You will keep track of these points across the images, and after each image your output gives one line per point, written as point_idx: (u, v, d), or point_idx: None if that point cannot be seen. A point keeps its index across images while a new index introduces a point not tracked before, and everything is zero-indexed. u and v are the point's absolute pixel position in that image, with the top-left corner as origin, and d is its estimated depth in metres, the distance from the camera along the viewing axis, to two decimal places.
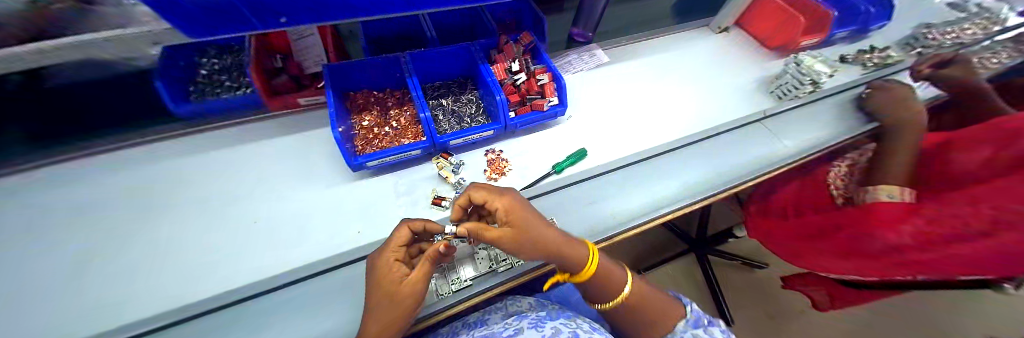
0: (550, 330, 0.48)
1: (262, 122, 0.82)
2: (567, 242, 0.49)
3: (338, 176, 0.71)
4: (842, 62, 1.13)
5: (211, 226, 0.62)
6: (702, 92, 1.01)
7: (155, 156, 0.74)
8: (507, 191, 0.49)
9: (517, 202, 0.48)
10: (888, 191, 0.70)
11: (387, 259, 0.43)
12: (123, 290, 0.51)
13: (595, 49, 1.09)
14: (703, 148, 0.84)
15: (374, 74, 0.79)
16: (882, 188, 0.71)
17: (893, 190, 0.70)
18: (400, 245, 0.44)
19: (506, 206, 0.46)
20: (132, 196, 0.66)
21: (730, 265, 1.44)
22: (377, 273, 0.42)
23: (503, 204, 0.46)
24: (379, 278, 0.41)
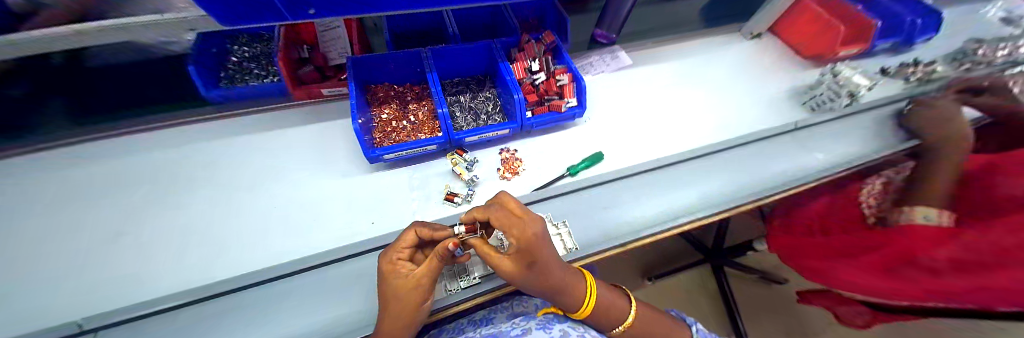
0: (559, 332, 0.45)
1: (285, 111, 0.85)
2: (569, 286, 0.46)
3: (354, 167, 0.72)
4: (882, 75, 1.06)
5: (233, 207, 0.64)
6: (728, 100, 0.97)
7: (187, 139, 0.78)
8: (529, 223, 0.43)
9: (541, 241, 0.42)
10: (923, 212, 0.65)
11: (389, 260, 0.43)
12: (152, 264, 0.55)
13: (618, 51, 1.06)
14: (729, 157, 0.79)
15: (395, 69, 0.80)
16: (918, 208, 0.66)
17: (932, 211, 0.64)
18: (405, 247, 0.45)
19: (527, 243, 0.41)
20: (163, 176, 0.70)
21: (748, 279, 1.38)
22: (383, 271, 0.43)
23: (522, 241, 0.41)
24: (386, 275, 0.42)
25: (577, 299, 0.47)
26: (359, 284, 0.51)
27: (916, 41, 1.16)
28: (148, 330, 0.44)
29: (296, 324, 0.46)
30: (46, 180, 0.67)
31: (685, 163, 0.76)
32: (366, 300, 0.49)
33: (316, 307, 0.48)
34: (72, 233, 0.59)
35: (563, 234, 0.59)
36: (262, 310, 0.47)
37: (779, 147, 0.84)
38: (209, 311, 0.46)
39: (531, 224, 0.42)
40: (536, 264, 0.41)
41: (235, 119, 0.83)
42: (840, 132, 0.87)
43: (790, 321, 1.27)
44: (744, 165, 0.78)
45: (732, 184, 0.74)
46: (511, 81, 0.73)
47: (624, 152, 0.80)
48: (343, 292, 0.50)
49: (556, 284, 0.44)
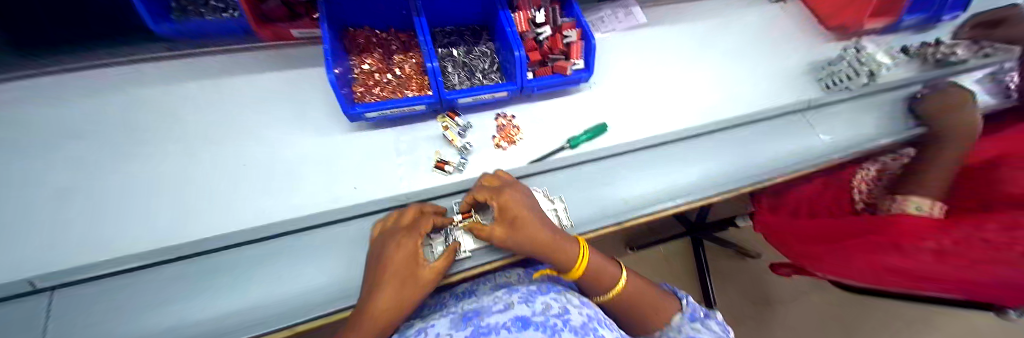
0: (540, 306, 0.41)
1: (251, 54, 0.74)
2: (560, 244, 0.46)
3: (334, 126, 0.65)
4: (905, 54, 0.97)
5: (192, 165, 0.58)
6: (744, 73, 0.90)
7: (137, 82, 0.68)
8: (507, 190, 0.48)
9: (516, 198, 0.46)
10: (915, 202, 0.62)
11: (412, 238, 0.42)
12: (104, 224, 0.50)
13: (633, 6, 0.95)
14: (733, 136, 0.75)
15: (377, 10, 0.69)
16: (908, 197, 0.63)
17: (927, 202, 0.61)
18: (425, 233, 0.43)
19: (505, 202, 0.46)
20: (113, 124, 0.62)
21: (723, 250, 1.45)
22: (398, 252, 0.40)
23: (500, 201, 0.46)
24: (397, 257, 0.40)
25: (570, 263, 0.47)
26: (344, 251, 0.49)
27: (943, 18, 1.05)
28: (117, 291, 0.42)
29: (278, 289, 0.45)
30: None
31: (685, 141, 0.72)
32: (349, 269, 0.47)
33: (298, 273, 0.46)
34: (11, 185, 0.52)
35: (556, 210, 0.56)
36: (240, 274, 0.45)
37: (787, 127, 0.80)
38: (184, 272, 0.44)
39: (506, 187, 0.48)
40: (517, 221, 0.44)
41: (193, 61, 0.72)
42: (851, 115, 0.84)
43: (753, 289, 1.38)
44: (749, 144, 0.74)
45: (734, 165, 0.71)
46: (512, 34, 0.64)
47: (628, 124, 0.74)
48: (323, 262, 0.48)
49: (545, 242, 0.45)
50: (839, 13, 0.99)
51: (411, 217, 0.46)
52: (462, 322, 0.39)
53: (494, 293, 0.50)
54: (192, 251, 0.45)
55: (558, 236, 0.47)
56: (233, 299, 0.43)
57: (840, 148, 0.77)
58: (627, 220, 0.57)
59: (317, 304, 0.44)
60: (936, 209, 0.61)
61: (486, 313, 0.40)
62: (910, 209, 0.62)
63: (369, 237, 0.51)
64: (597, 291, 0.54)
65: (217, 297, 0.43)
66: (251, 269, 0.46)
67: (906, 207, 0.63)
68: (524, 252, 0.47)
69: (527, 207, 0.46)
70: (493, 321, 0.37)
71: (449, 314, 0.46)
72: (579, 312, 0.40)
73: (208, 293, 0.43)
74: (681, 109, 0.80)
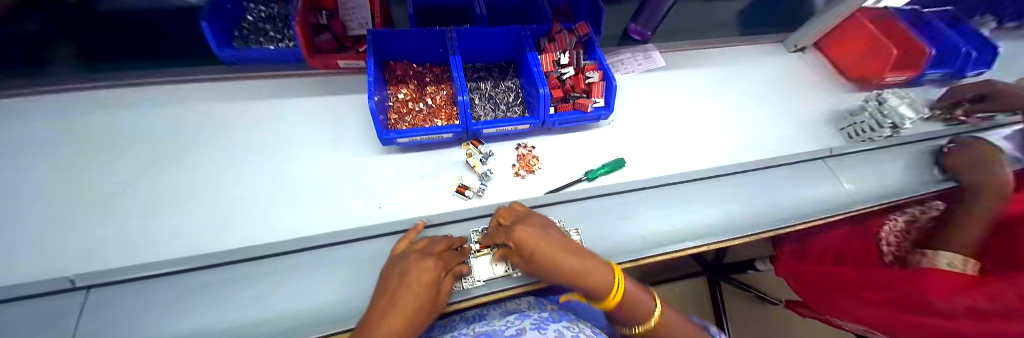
0: (553, 334, 0.40)
1: (298, 78, 0.82)
2: (592, 272, 0.44)
3: (365, 147, 0.69)
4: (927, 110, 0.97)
5: (234, 177, 0.62)
6: (762, 118, 0.91)
7: (195, 97, 0.75)
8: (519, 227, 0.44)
9: (531, 235, 0.43)
10: (945, 257, 0.58)
11: (425, 258, 0.42)
12: (149, 228, 0.54)
13: (651, 50, 1.00)
14: (755, 178, 0.75)
15: (417, 46, 0.76)
16: (939, 253, 0.59)
17: (959, 257, 0.56)
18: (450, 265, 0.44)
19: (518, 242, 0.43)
20: (170, 135, 0.68)
21: (743, 295, 1.36)
22: (425, 278, 0.40)
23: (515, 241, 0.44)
24: (424, 283, 0.39)
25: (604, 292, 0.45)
26: (362, 269, 0.50)
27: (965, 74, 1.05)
28: (149, 291, 0.44)
29: (296, 302, 0.45)
30: (49, 125, 0.65)
31: (702, 181, 0.72)
32: (366, 289, 0.48)
33: (317, 287, 0.47)
34: (74, 185, 0.58)
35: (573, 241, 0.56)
36: (262, 284, 0.46)
37: (810, 172, 0.78)
38: (211, 279, 0.46)
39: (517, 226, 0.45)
40: (541, 260, 0.43)
41: (246, 82, 0.79)
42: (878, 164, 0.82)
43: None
44: (771, 188, 0.73)
45: (755, 207, 0.70)
46: (539, 73, 0.68)
47: (645, 161, 0.76)
48: (341, 279, 0.48)
49: (574, 273, 0.43)
50: (857, 65, 1.01)
51: (442, 248, 0.47)
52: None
53: (506, 318, 0.49)
54: (221, 260, 0.47)
55: (587, 264, 0.44)
56: (253, 309, 0.44)
57: (868, 198, 0.75)
58: (645, 256, 0.57)
59: (331, 321, 0.44)
60: (971, 266, 0.55)
61: None
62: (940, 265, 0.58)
63: (388, 257, 0.52)
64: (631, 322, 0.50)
65: (238, 306, 0.44)
66: (272, 281, 0.47)
67: (938, 261, 0.59)
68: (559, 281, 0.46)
69: (544, 242, 0.43)
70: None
71: (460, 335, 0.46)
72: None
73: (229, 303, 0.44)
74: (698, 149, 0.81)
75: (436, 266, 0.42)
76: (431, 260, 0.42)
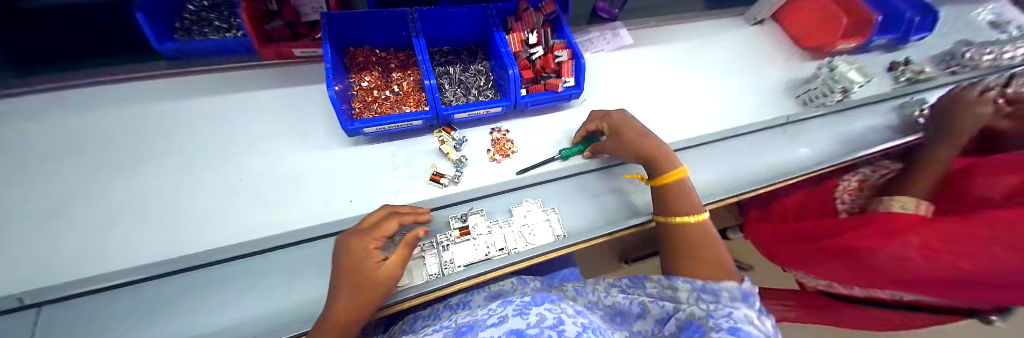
0: (535, 318, 0.38)
1: (252, 71, 0.76)
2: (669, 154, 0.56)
3: (332, 141, 0.66)
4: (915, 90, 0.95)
5: (190, 180, 0.58)
6: (726, 90, 0.95)
7: (136, 98, 0.69)
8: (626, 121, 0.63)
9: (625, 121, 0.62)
10: (901, 201, 0.61)
11: (360, 253, 0.39)
12: (98, 239, 0.50)
13: (620, 28, 1.00)
14: (720, 148, 0.78)
15: (378, 30, 0.72)
16: (895, 198, 0.62)
17: (909, 201, 0.60)
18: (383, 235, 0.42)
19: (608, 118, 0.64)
20: (111, 141, 0.62)
21: None
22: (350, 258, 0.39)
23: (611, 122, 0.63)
24: (352, 264, 0.38)
25: (672, 164, 0.54)
26: None
27: (910, 39, 1.12)
28: (109, 304, 0.41)
29: (273, 302, 0.44)
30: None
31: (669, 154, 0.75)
32: None
33: (295, 285, 0.46)
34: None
35: (552, 219, 0.58)
36: (236, 287, 0.45)
37: (768, 138, 0.83)
38: (180, 285, 0.44)
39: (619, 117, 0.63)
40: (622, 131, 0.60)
41: (192, 78, 0.73)
42: (830, 127, 0.88)
43: None
44: (734, 156, 0.77)
45: (721, 175, 0.73)
46: (507, 54, 0.67)
47: None
48: (317, 276, 0.48)
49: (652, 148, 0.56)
50: (812, 35, 1.06)
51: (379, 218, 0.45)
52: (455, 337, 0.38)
53: (489, 306, 0.47)
54: (181, 266, 0.44)
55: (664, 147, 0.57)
56: (228, 312, 0.43)
57: (821, 159, 0.80)
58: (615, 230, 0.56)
59: (312, 317, 0.44)
60: (922, 208, 0.59)
61: (479, 328, 0.38)
62: (896, 206, 0.60)
63: None
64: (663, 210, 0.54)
65: (211, 311, 0.43)
66: (241, 285, 0.45)
67: (891, 205, 0.61)
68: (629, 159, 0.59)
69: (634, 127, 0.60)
70: (486, 336, 0.35)
71: (442, 329, 0.44)
72: (575, 323, 0.37)
73: (196, 310, 0.42)
74: (666, 124, 0.83)
75: (366, 260, 0.39)
76: (363, 254, 0.39)
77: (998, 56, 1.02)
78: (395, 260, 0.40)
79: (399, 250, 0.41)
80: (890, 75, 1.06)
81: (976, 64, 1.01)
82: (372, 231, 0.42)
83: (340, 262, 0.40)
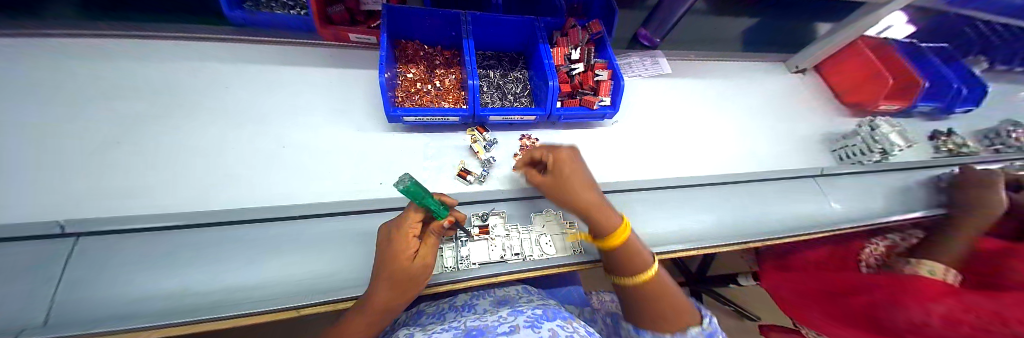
0: (548, 333, 0.37)
1: (303, 47, 0.80)
2: (604, 206, 0.48)
3: (369, 123, 0.69)
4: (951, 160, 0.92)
5: (230, 140, 0.61)
6: (758, 133, 0.93)
7: (194, 56, 0.73)
8: (565, 148, 0.53)
9: (569, 157, 0.51)
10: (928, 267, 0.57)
11: (400, 242, 0.40)
12: (138, 182, 0.53)
13: (659, 56, 1.01)
14: (747, 190, 0.76)
15: (430, 27, 0.76)
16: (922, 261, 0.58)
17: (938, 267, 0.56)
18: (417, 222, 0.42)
19: (557, 159, 0.50)
20: (166, 92, 0.66)
21: (723, 309, 1.36)
22: (391, 248, 0.40)
23: (555, 156, 0.51)
24: (392, 257, 0.39)
25: (608, 226, 0.47)
26: (355, 243, 0.50)
27: (955, 111, 1.07)
28: (143, 244, 0.43)
29: (290, 269, 0.45)
30: (29, 67, 0.62)
31: (694, 187, 0.73)
32: (359, 261, 0.48)
33: (312, 257, 0.47)
34: (54, 133, 0.55)
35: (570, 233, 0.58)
36: (258, 248, 0.46)
37: (799, 188, 0.80)
38: (209, 237, 0.46)
39: (562, 154, 0.51)
40: (567, 175, 0.49)
41: (248, 45, 0.77)
42: (867, 186, 0.83)
43: None
44: (761, 199, 0.75)
45: (744, 218, 0.71)
46: (549, 65, 0.69)
47: (642, 164, 0.77)
48: (334, 249, 0.49)
49: (593, 204, 0.48)
50: (852, 92, 1.04)
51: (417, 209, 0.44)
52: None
53: (499, 312, 0.46)
54: (213, 220, 0.46)
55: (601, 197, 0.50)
56: (248, 271, 0.44)
57: (852, 217, 0.77)
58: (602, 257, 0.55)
59: (324, 290, 0.45)
60: (950, 275, 0.56)
61: (491, 333, 0.37)
62: (922, 272, 0.57)
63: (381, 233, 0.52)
64: (625, 273, 0.49)
65: (233, 268, 0.44)
66: (260, 247, 0.46)
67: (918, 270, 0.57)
68: (567, 206, 0.50)
69: (577, 170, 0.50)
70: None
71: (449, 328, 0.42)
72: None
73: (219, 264, 0.44)
74: (691, 156, 0.82)
75: (406, 250, 0.40)
76: (403, 243, 0.40)
77: None
78: (427, 250, 0.42)
79: (430, 241, 0.43)
80: (930, 144, 1.01)
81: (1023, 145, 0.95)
82: (406, 222, 0.41)
83: (383, 247, 0.41)
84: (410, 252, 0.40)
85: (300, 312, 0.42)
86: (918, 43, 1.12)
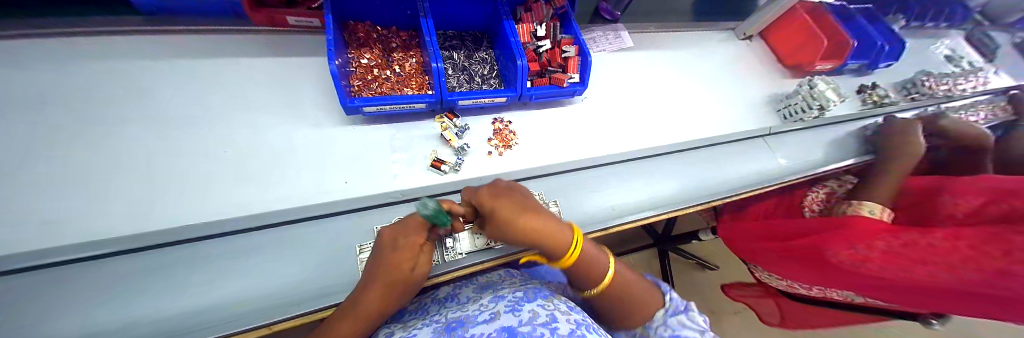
0: (528, 315, 0.38)
1: (235, 36, 0.70)
2: (548, 232, 0.43)
3: (326, 117, 0.63)
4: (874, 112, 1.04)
5: (156, 149, 0.53)
6: (716, 99, 0.99)
7: (91, 50, 0.61)
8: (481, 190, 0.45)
9: (490, 198, 0.43)
10: (868, 207, 0.65)
11: (405, 250, 0.40)
12: (38, 207, 0.44)
13: (621, 29, 1.02)
14: (707, 154, 0.82)
15: (383, 6, 0.69)
16: (864, 203, 0.66)
17: (877, 208, 0.64)
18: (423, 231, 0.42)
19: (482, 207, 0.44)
20: (59, 98, 0.55)
21: (687, 263, 1.50)
22: (392, 258, 0.39)
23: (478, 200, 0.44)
24: (393, 266, 0.39)
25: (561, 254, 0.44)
26: (326, 248, 0.47)
27: (878, 65, 1.19)
28: (67, 277, 0.37)
29: (254, 285, 0.42)
30: None
31: (660, 156, 0.76)
32: (333, 265, 0.46)
33: (279, 268, 0.44)
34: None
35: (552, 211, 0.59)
36: (215, 265, 0.42)
37: (751, 147, 0.87)
38: (154, 261, 0.41)
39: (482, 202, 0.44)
40: (495, 221, 0.43)
41: (168, 37, 0.67)
42: (807, 141, 0.92)
43: (712, 299, 1.42)
44: (719, 161, 0.81)
45: (706, 180, 0.77)
46: (515, 43, 0.66)
47: (612, 139, 0.79)
48: (303, 257, 0.46)
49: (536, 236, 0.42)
50: (794, 54, 1.12)
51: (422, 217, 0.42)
52: (446, 334, 0.36)
53: (480, 300, 0.46)
54: (154, 242, 0.41)
55: (546, 223, 0.43)
56: (204, 293, 0.40)
57: (797, 170, 0.86)
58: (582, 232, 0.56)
59: (295, 301, 0.42)
60: (885, 215, 0.65)
61: (471, 323, 0.37)
62: (865, 212, 0.64)
63: (353, 234, 0.49)
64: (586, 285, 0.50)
65: (188, 291, 0.40)
66: (215, 265, 0.42)
67: (861, 211, 0.65)
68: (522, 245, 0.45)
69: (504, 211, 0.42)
70: (477, 333, 0.35)
71: (432, 322, 0.42)
72: (568, 320, 0.38)
73: (169, 289, 0.40)
74: (655, 126, 0.86)
75: (408, 260, 0.40)
76: (407, 252, 0.40)
77: (951, 88, 1.09)
78: (423, 261, 0.42)
79: (427, 249, 0.43)
80: (859, 97, 1.12)
81: (932, 92, 1.08)
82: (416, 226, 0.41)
83: (380, 254, 0.40)
84: (410, 262, 0.40)
85: (273, 328, 0.40)
86: (848, 5, 1.22)
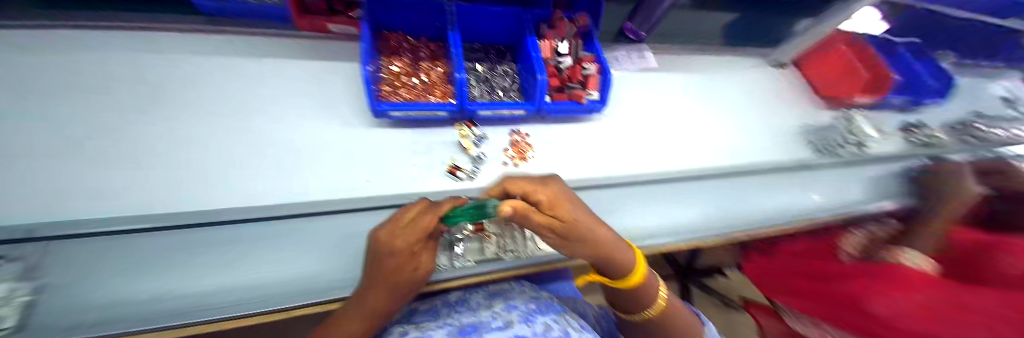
0: (542, 327, 0.38)
1: (282, 39, 0.77)
2: (618, 244, 0.44)
3: (355, 118, 0.67)
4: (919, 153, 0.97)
5: (201, 136, 0.58)
6: (742, 126, 0.96)
7: (160, 47, 0.68)
8: (549, 182, 0.43)
9: (563, 198, 0.42)
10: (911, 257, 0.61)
11: (403, 259, 0.38)
12: (98, 180, 0.49)
13: (645, 50, 1.03)
14: (730, 182, 0.78)
15: (416, 18, 0.73)
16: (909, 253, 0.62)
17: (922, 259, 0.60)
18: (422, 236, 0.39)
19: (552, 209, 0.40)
20: (128, 86, 0.62)
21: (706, 297, 1.41)
22: (393, 266, 0.38)
23: (548, 196, 0.41)
24: (392, 274, 0.38)
25: (627, 269, 0.45)
26: (340, 243, 0.49)
27: (926, 103, 1.12)
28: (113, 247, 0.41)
29: (271, 272, 0.44)
30: None
31: (680, 181, 0.74)
32: (345, 261, 0.47)
33: (296, 259, 0.46)
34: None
35: None
36: (239, 249, 0.45)
37: (780, 180, 0.83)
38: (187, 240, 0.44)
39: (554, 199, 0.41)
40: (568, 226, 0.40)
41: (224, 38, 0.74)
42: (841, 178, 0.87)
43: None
44: (744, 191, 0.78)
45: (728, 210, 0.73)
46: (537, 59, 0.68)
47: (630, 160, 0.78)
48: (319, 250, 0.48)
49: (607, 252, 0.43)
50: (830, 86, 1.07)
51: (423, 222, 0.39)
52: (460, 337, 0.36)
53: (492, 307, 0.46)
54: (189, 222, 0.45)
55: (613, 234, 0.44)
56: (226, 275, 0.43)
57: (830, 208, 0.81)
58: None
59: (307, 292, 0.43)
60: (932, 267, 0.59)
61: (486, 328, 0.37)
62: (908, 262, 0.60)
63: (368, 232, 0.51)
64: (636, 308, 0.51)
65: (213, 270, 0.43)
66: (239, 249, 0.45)
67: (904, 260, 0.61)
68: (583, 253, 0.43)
69: (580, 217, 0.41)
70: None
71: (445, 324, 0.42)
72: None
73: (196, 267, 0.42)
74: (677, 149, 0.84)
75: (406, 266, 0.39)
76: (405, 261, 0.38)
77: (1014, 132, 1.00)
78: (424, 265, 0.42)
79: (427, 253, 0.42)
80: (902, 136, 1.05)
81: (990, 136, 0.99)
82: (410, 230, 0.38)
83: (377, 261, 0.38)
84: (410, 268, 0.40)
85: (288, 314, 0.42)
86: (893, 38, 1.16)
